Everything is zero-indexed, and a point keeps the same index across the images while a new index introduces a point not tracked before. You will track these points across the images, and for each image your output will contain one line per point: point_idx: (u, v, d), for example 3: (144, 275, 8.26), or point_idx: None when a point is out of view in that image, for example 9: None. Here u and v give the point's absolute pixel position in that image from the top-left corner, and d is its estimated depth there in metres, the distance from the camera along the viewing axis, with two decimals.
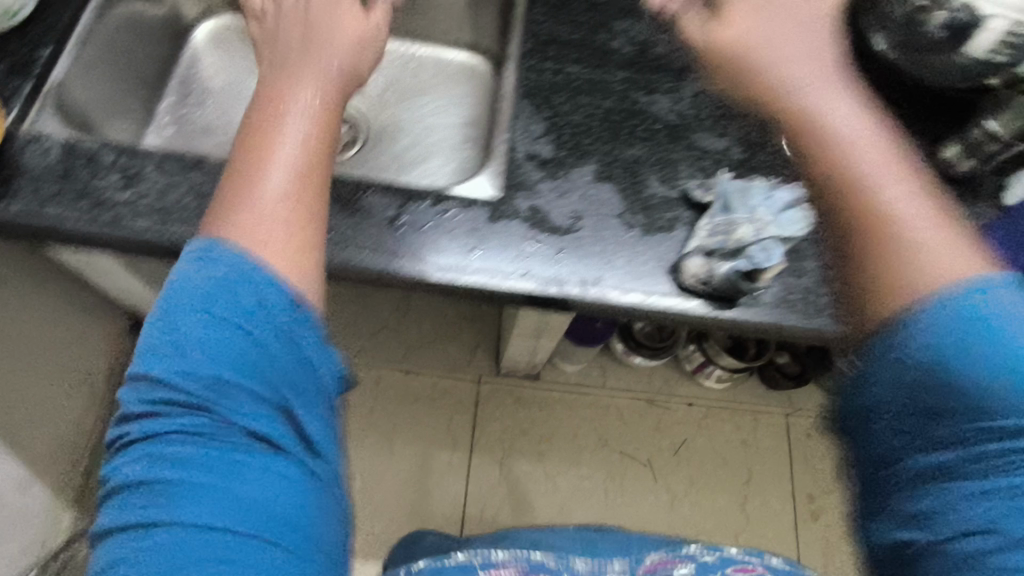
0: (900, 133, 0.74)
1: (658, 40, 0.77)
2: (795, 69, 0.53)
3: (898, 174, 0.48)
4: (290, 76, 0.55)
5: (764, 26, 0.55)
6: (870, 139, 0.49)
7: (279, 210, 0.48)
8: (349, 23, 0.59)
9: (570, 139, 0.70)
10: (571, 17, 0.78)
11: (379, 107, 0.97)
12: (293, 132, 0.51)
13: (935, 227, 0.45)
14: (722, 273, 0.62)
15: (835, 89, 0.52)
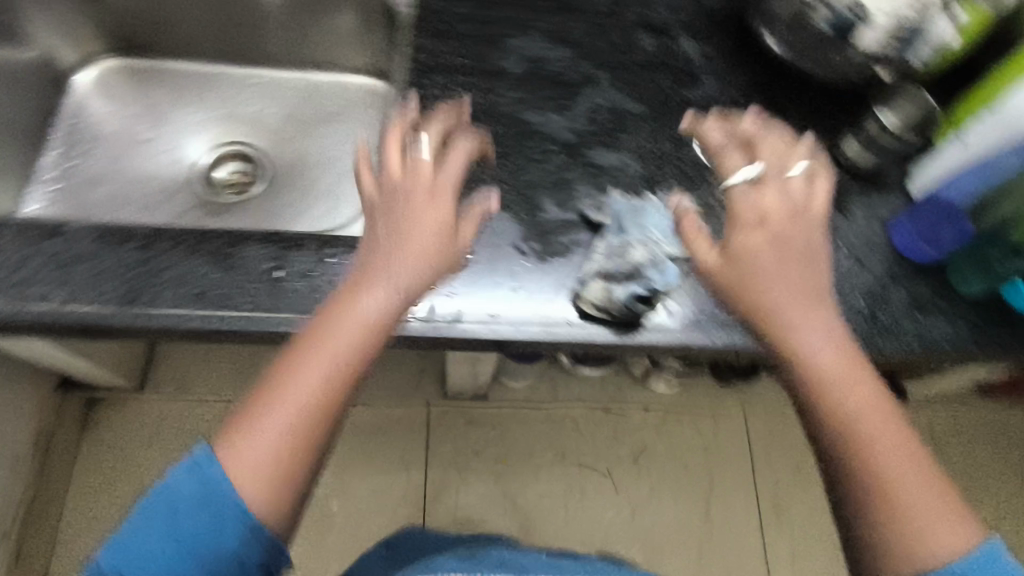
0: (799, 133, 0.73)
1: (549, 55, 0.74)
2: (785, 297, 0.50)
3: (878, 413, 0.48)
4: (390, 228, 0.53)
5: (756, 251, 0.52)
6: (857, 387, 0.48)
7: (330, 365, 0.49)
8: (435, 228, 0.53)
9: (461, 169, 0.67)
10: (458, 39, 0.74)
11: (280, 143, 0.92)
12: (348, 343, 0.49)
13: (905, 467, 0.47)
14: (620, 298, 0.59)
15: (826, 334, 0.50)
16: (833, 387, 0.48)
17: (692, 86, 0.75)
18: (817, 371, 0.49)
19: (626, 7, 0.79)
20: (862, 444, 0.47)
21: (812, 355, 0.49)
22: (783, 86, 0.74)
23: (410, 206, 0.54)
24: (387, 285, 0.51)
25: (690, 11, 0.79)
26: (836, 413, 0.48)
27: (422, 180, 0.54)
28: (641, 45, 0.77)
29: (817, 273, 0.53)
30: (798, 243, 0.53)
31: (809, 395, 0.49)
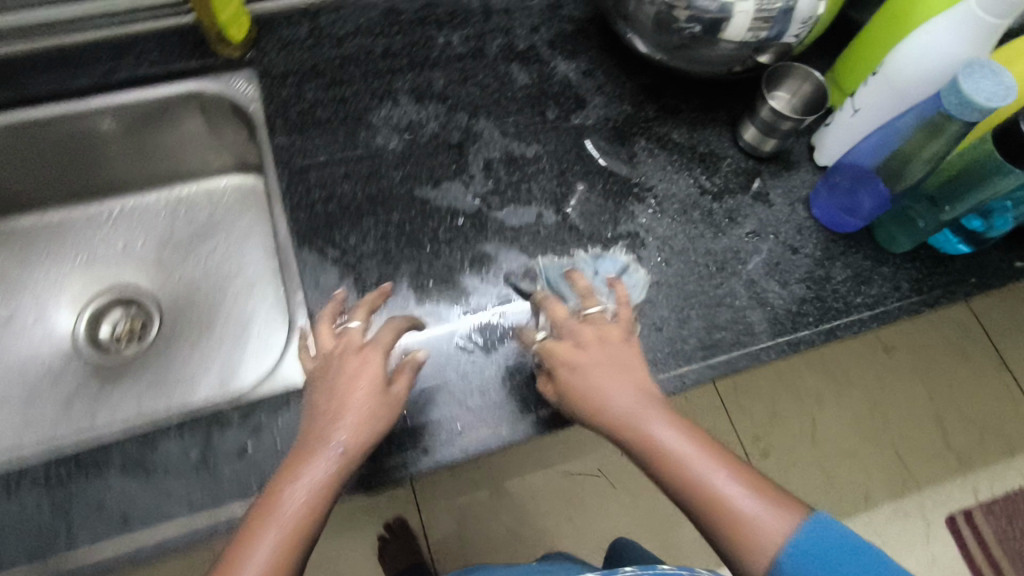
0: (698, 131, 0.72)
1: (425, 118, 0.68)
2: (618, 392, 0.49)
3: (735, 475, 0.45)
4: (328, 386, 0.49)
5: (574, 364, 0.50)
6: (698, 461, 0.45)
7: (290, 535, 0.42)
8: (371, 387, 0.49)
9: (373, 274, 0.61)
10: (321, 126, 0.67)
11: (161, 275, 0.82)
12: (299, 518, 0.43)
13: (772, 517, 0.43)
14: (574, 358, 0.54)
15: (663, 419, 0.47)
16: (684, 468, 0.45)
17: (579, 111, 0.71)
18: (665, 456, 0.46)
19: (487, 41, 0.74)
20: (721, 515, 0.43)
21: (649, 446, 0.46)
22: (670, 90, 0.73)
23: (344, 367, 0.50)
24: (328, 453, 0.46)
25: (554, 29, 0.75)
26: (694, 492, 0.44)
27: (347, 346, 0.51)
28: (516, 79, 0.72)
29: (637, 368, 0.50)
30: (624, 349, 0.51)
31: (668, 483, 0.46)
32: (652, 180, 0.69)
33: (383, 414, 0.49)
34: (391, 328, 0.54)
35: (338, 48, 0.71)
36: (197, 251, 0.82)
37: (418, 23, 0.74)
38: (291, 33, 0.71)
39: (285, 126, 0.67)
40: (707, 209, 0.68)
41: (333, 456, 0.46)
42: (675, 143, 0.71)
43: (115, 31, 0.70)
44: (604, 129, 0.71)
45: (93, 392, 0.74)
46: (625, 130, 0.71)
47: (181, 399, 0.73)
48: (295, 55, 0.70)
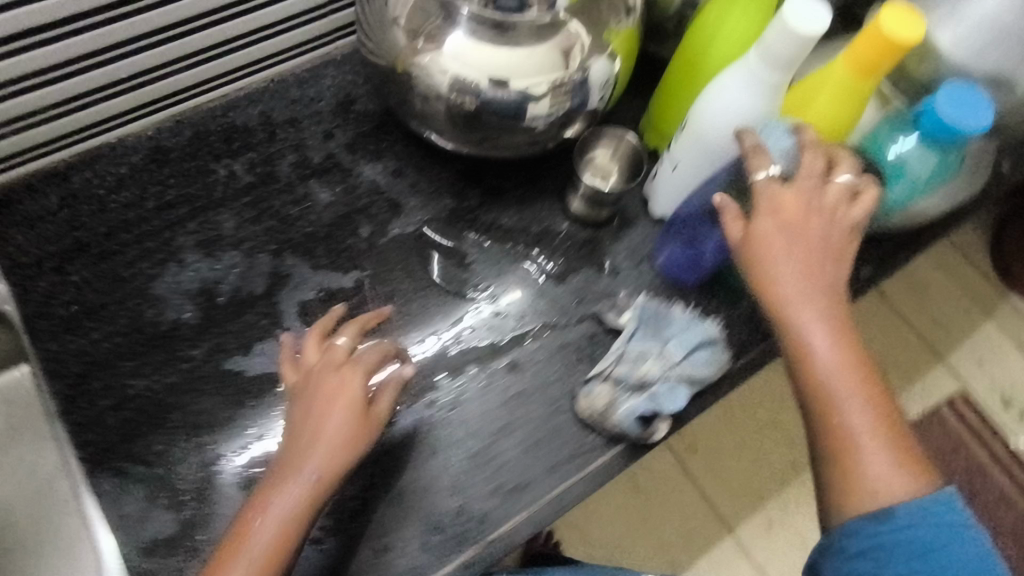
0: (527, 209, 0.67)
1: (222, 272, 0.60)
2: (787, 280, 0.48)
3: (869, 417, 0.45)
4: (305, 413, 0.50)
5: (756, 231, 0.49)
6: (846, 387, 0.45)
7: (251, 557, 0.44)
8: (344, 417, 0.49)
9: (193, 482, 0.54)
10: (99, 316, 0.57)
11: None
12: (263, 548, 0.44)
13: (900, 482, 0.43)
14: (624, 411, 0.56)
15: (835, 307, 0.48)
16: (828, 370, 0.46)
17: (396, 218, 0.65)
18: (806, 350, 0.47)
19: (277, 161, 0.66)
20: (848, 458, 0.44)
21: (809, 335, 0.47)
22: (490, 170, 0.68)
23: (322, 387, 0.51)
24: (300, 480, 0.47)
25: (349, 131, 0.68)
26: (822, 407, 0.46)
27: (337, 364, 0.52)
28: (318, 200, 0.64)
29: (838, 262, 0.50)
30: (827, 228, 0.50)
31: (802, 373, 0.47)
32: (489, 279, 0.64)
33: (354, 438, 0.49)
34: (376, 351, 0.53)
35: (102, 211, 0.61)
36: None
37: (193, 157, 0.64)
38: (36, 207, 0.60)
39: (50, 329, 0.56)
40: (553, 296, 0.64)
41: (305, 484, 0.47)
42: (507, 227, 0.66)
43: None
44: (428, 231, 0.65)
45: None
46: (450, 227, 0.65)
47: None
48: (48, 234, 0.59)
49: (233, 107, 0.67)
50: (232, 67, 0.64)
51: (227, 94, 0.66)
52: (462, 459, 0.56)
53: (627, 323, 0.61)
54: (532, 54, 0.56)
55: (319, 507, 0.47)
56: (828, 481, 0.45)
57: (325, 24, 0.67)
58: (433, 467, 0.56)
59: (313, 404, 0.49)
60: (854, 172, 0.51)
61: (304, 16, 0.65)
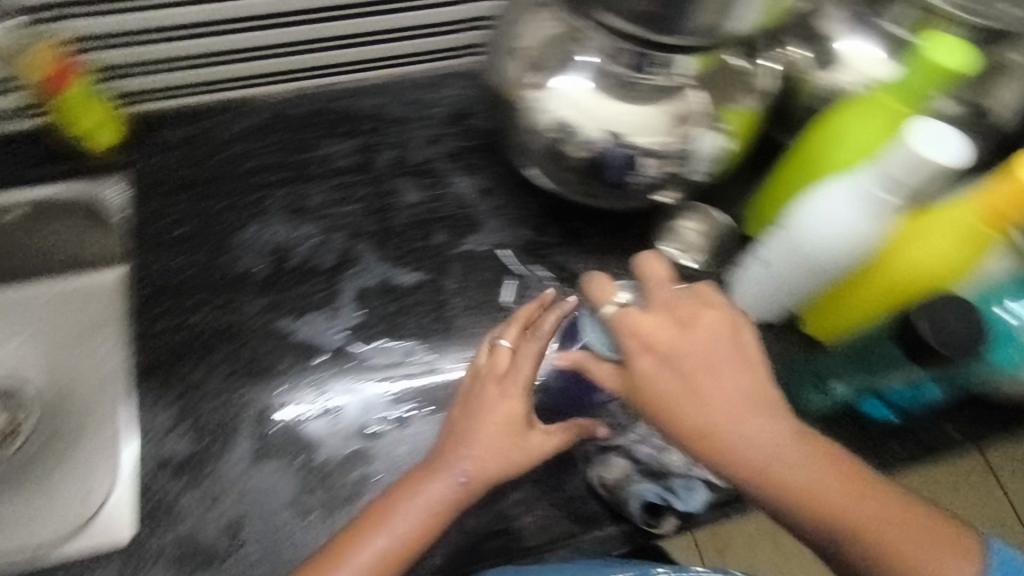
0: (600, 262, 0.65)
1: (298, 239, 0.63)
2: (717, 393, 0.46)
3: (862, 501, 0.43)
4: (468, 415, 0.53)
5: (665, 355, 0.48)
6: (810, 478, 0.44)
7: (393, 535, 0.49)
8: (507, 428, 0.52)
9: (211, 421, 0.57)
10: (185, 249, 0.63)
11: (39, 370, 0.77)
12: (402, 532, 0.49)
13: (951, 563, 0.42)
14: (634, 491, 0.54)
15: (760, 402, 0.46)
16: (782, 475, 0.44)
17: (471, 234, 0.66)
18: (754, 467, 0.45)
19: (376, 154, 0.67)
20: (880, 550, 0.42)
21: (751, 452, 0.45)
22: (575, 212, 0.67)
23: (485, 394, 0.53)
24: (450, 480, 0.51)
25: (455, 141, 0.70)
26: (811, 511, 0.43)
27: (504, 373, 0.54)
28: (404, 198, 0.66)
29: (749, 368, 0.48)
30: (727, 342, 0.48)
31: (767, 490, 0.45)
32: None
33: (513, 451, 0.52)
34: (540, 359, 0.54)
35: (216, 157, 0.66)
36: (82, 348, 0.77)
37: (300, 131, 0.68)
38: (169, 137, 0.67)
39: (144, 247, 0.62)
40: None
41: (455, 483, 0.51)
42: (575, 274, 0.65)
43: None
44: (498, 255, 0.65)
45: None
46: (521, 256, 0.65)
47: (37, 519, 0.68)
48: (173, 162, 0.66)
49: (352, 94, 0.70)
50: (363, 58, 0.68)
51: (351, 81, 0.71)
52: None
53: None
54: (641, 112, 0.56)
55: (462, 507, 0.51)
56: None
57: (460, 39, 0.70)
58: None
59: (472, 412, 0.53)
60: (964, 330, 0.48)
61: (445, 27, 0.68)
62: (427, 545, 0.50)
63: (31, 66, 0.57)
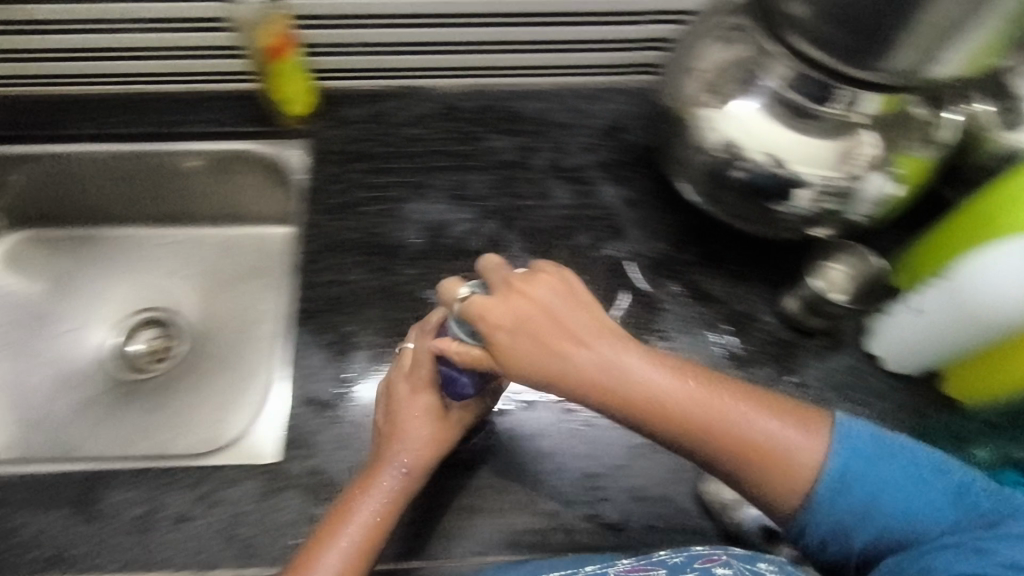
0: (739, 286, 0.66)
1: (455, 221, 0.69)
2: (578, 344, 0.48)
3: (719, 402, 0.48)
4: (390, 420, 0.55)
5: (520, 331, 0.48)
6: (682, 389, 0.48)
7: (360, 521, 0.51)
8: (429, 419, 0.55)
9: (358, 371, 0.62)
10: (354, 213, 0.69)
11: (195, 305, 0.86)
12: (371, 519, 0.51)
13: (806, 442, 0.47)
14: (750, 514, 0.55)
15: (592, 330, 0.49)
16: (666, 400, 0.48)
17: (614, 240, 0.68)
18: (643, 400, 0.48)
19: (535, 155, 0.72)
20: (745, 452, 0.48)
21: (630, 389, 0.48)
22: (717, 236, 0.68)
23: (397, 394, 0.56)
24: (393, 472, 0.53)
25: (610, 153, 0.73)
26: (683, 430, 0.48)
27: (412, 367, 0.56)
28: (555, 197, 0.70)
29: (595, 316, 0.50)
30: (576, 300, 0.50)
31: (654, 420, 0.48)
32: (672, 331, 0.64)
33: (431, 442, 0.55)
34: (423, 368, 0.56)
35: (392, 138, 0.73)
36: (237, 291, 0.85)
37: (471, 124, 0.73)
38: (352, 113, 0.74)
39: (322, 209, 0.69)
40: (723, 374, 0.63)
41: (399, 474, 0.53)
42: (711, 294, 0.66)
43: (193, 86, 0.73)
44: (637, 262, 0.67)
45: (105, 404, 0.80)
46: (658, 268, 0.67)
47: (178, 433, 0.77)
48: (354, 135, 0.73)
49: (523, 96, 0.75)
50: (537, 64, 0.73)
51: (522, 84, 0.75)
52: (573, 472, 0.57)
53: None
54: (812, 144, 0.57)
55: (407, 499, 0.54)
56: (755, 479, 0.48)
57: (630, 57, 0.72)
58: (548, 465, 0.58)
59: (396, 414, 0.55)
60: None
61: (620, 43, 0.71)
62: (392, 526, 0.53)
63: (255, 41, 0.62)
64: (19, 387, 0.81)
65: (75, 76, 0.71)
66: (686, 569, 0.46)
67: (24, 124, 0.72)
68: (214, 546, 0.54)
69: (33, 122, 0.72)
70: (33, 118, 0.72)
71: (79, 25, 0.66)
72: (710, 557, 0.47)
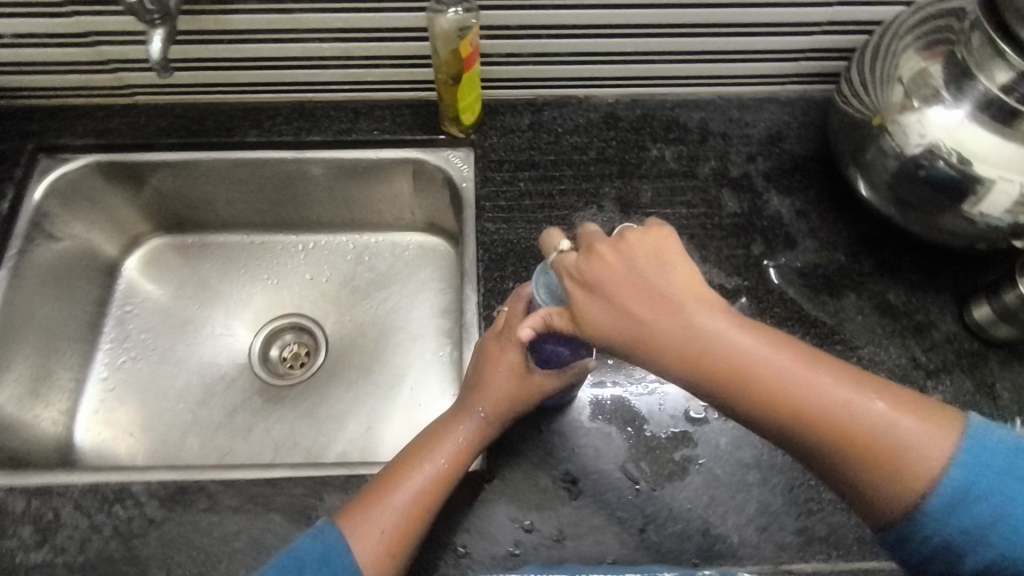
0: (917, 297, 0.66)
1: (628, 228, 0.69)
2: (682, 317, 0.43)
3: (836, 391, 0.42)
4: (476, 367, 0.58)
5: (600, 280, 0.45)
6: (761, 354, 0.43)
7: (439, 451, 0.55)
8: (510, 374, 0.56)
9: None
10: (526, 219, 0.69)
11: (335, 311, 0.85)
12: (448, 452, 0.55)
13: (932, 443, 0.41)
14: None
15: (701, 299, 0.44)
16: (771, 378, 0.42)
17: (787, 250, 0.68)
18: (744, 377, 0.42)
19: (700, 164, 0.73)
20: (862, 450, 0.41)
21: (710, 348, 0.43)
22: (891, 246, 0.69)
23: (483, 349, 0.58)
24: (472, 418, 0.56)
25: (770, 161, 0.73)
26: (791, 415, 0.42)
27: (502, 329, 0.57)
28: (725, 207, 0.70)
29: (682, 275, 0.44)
30: (670, 263, 0.45)
31: (765, 401, 0.42)
32: (858, 341, 0.64)
33: (511, 394, 0.56)
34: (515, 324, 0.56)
35: (554, 146, 0.73)
36: (371, 298, 0.85)
37: (635, 132, 0.75)
38: (513, 122, 0.75)
39: (493, 212, 0.69)
40: (918, 385, 0.62)
41: (477, 420, 0.56)
42: (890, 304, 0.66)
43: (359, 95, 0.77)
44: (811, 274, 0.67)
45: (255, 407, 0.78)
46: (835, 281, 0.67)
47: (327, 440, 0.75)
48: (513, 143, 0.73)
49: (680, 105, 0.77)
50: (699, 74, 0.74)
51: (677, 95, 0.77)
52: (782, 484, 0.56)
53: None
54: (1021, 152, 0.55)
55: (483, 444, 0.56)
56: (834, 461, 0.42)
57: (791, 67, 0.74)
58: (756, 475, 0.57)
59: (480, 365, 0.57)
60: None
61: (784, 54, 0.72)
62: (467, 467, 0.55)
63: (449, 46, 0.62)
64: (164, 391, 0.78)
65: (238, 84, 0.75)
66: None
67: (196, 131, 0.77)
68: (428, 554, 0.53)
69: (207, 129, 0.77)
70: (205, 126, 0.77)
71: (269, 35, 0.70)
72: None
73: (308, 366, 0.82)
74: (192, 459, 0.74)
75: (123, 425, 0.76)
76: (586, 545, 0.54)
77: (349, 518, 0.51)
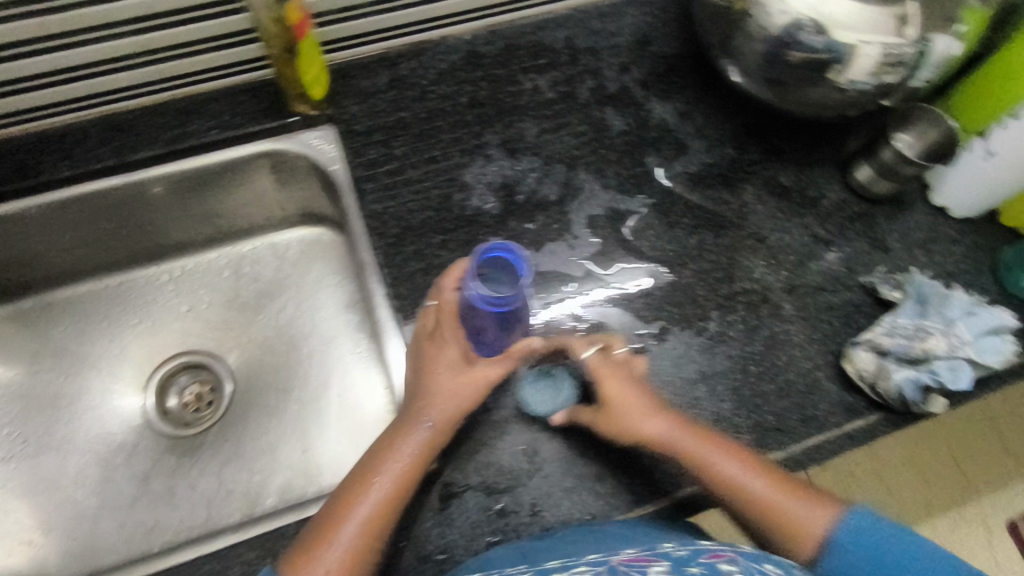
0: (805, 174, 0.68)
1: (522, 173, 0.65)
2: (646, 432, 0.52)
3: (769, 478, 0.51)
4: (418, 370, 0.54)
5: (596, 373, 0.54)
6: (722, 452, 0.51)
7: (387, 472, 0.50)
8: (453, 371, 0.53)
9: None
10: (413, 188, 0.64)
11: (229, 337, 0.76)
12: (396, 472, 0.50)
13: (808, 513, 0.49)
14: (897, 379, 0.56)
15: (645, 406, 0.53)
16: (722, 465, 0.51)
17: (681, 156, 0.68)
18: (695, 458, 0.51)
19: (576, 86, 0.70)
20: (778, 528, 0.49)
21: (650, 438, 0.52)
22: (773, 129, 0.70)
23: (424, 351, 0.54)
24: (419, 429, 0.52)
25: (644, 68, 0.71)
26: (734, 490, 0.50)
27: (434, 328, 0.55)
28: (612, 126, 0.68)
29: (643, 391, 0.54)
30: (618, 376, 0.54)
31: (706, 483, 0.51)
32: (764, 229, 0.65)
33: (456, 395, 0.53)
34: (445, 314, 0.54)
35: (421, 102, 0.67)
36: (265, 311, 0.76)
37: (503, 66, 0.70)
38: (369, 84, 0.68)
39: (375, 191, 0.64)
40: (824, 257, 0.65)
41: (424, 431, 0.52)
42: (784, 186, 0.67)
43: (179, 92, 0.66)
44: (708, 174, 0.67)
45: (170, 467, 0.69)
46: (731, 175, 0.67)
47: (262, 480, 0.68)
48: (376, 108, 0.67)
49: (541, 27, 0.72)
50: None
51: (535, 15, 0.72)
52: (728, 388, 0.58)
53: (904, 300, 0.61)
54: (873, 14, 0.56)
55: (433, 454, 0.52)
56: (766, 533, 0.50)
57: None
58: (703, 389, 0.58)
59: (419, 367, 0.54)
60: None
61: None
62: (419, 482, 0.51)
63: (272, 13, 0.55)
64: (54, 483, 0.67)
65: (22, 110, 0.62)
66: (692, 564, 0.42)
67: None
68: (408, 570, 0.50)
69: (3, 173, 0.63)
70: None
71: (39, 46, 0.57)
72: (716, 552, 0.44)
73: (219, 406, 0.74)
74: (113, 547, 0.65)
75: (15, 535, 0.65)
76: (563, 510, 0.52)
77: (293, 564, 0.46)
